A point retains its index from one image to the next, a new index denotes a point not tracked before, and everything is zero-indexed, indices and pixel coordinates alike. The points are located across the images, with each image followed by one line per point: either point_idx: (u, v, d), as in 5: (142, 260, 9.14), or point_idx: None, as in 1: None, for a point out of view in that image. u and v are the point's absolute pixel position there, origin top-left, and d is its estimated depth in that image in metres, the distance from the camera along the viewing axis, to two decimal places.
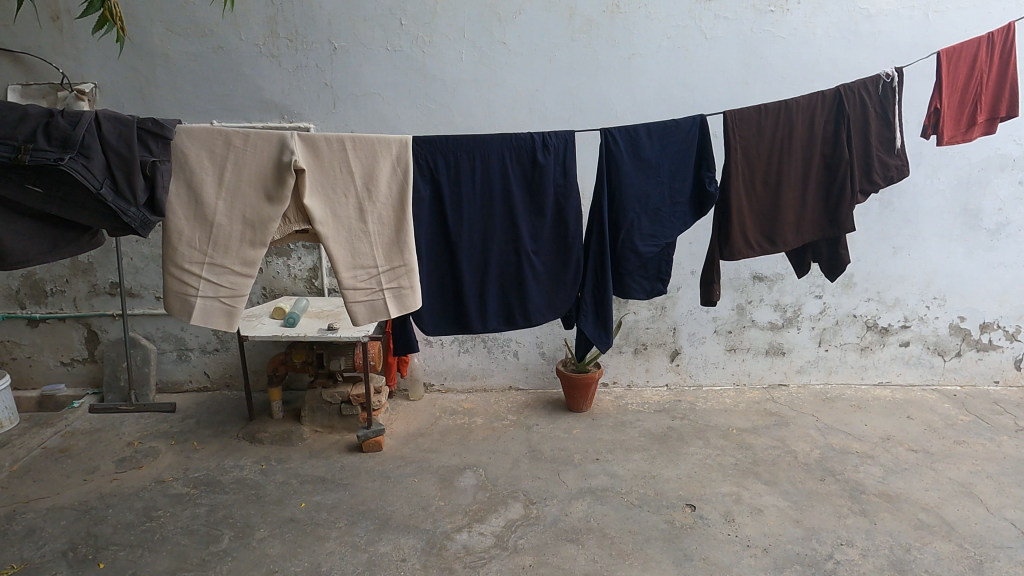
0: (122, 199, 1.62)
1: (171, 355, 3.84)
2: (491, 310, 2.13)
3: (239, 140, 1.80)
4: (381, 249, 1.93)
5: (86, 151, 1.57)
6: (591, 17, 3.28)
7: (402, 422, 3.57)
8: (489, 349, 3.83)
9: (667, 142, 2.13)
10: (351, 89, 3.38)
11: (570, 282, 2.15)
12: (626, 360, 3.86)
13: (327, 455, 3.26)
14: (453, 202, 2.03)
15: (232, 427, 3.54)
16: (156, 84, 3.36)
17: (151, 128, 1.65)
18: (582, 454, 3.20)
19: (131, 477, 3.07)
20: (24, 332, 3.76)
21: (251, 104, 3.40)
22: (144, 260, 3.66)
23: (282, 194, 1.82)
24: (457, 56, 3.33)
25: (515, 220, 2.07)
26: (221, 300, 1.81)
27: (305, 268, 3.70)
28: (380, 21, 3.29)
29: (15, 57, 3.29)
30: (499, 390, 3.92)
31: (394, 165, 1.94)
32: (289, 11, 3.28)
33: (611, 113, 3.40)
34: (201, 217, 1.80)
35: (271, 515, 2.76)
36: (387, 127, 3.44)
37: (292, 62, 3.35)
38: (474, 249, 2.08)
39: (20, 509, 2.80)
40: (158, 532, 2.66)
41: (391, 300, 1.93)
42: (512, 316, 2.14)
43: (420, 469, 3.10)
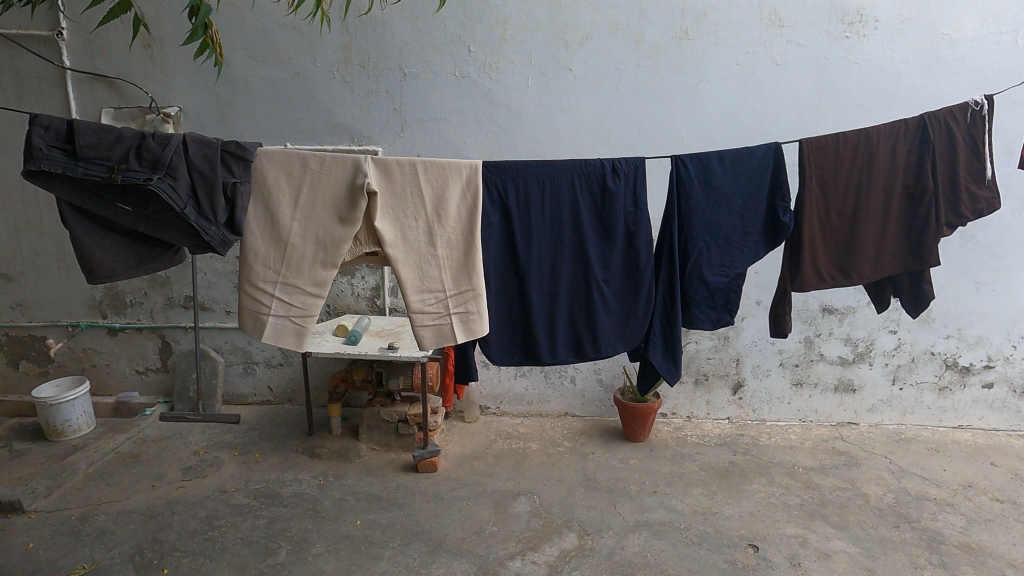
0: (205, 219, 1.69)
1: (237, 368, 3.96)
2: (557, 338, 2.10)
3: (315, 164, 1.86)
4: (450, 273, 1.95)
5: (173, 172, 1.64)
6: (659, 43, 3.27)
7: (457, 444, 3.57)
8: (546, 374, 3.80)
9: (738, 170, 2.09)
10: (420, 114, 3.46)
11: (642, 313, 2.11)
12: (686, 391, 3.77)
13: (383, 473, 3.28)
14: (522, 227, 2.03)
15: (293, 440, 3.61)
16: (236, 108, 3.52)
17: (234, 150, 1.72)
18: (639, 485, 3.12)
19: (196, 486, 3.17)
20: (103, 340, 3.96)
21: (323, 127, 3.52)
22: (216, 275, 3.80)
23: (355, 216, 1.87)
24: (524, 82, 3.37)
25: (584, 247, 2.06)
26: (292, 319, 1.86)
27: (368, 287, 3.77)
28: (449, 48, 3.36)
29: (110, 82, 3.52)
30: (555, 416, 3.88)
31: (464, 189, 1.96)
32: (363, 39, 3.40)
33: (678, 140, 3.36)
34: (276, 237, 1.86)
35: (327, 531, 2.80)
36: (453, 150, 3.49)
37: (364, 87, 3.45)
38: (543, 277, 2.07)
39: (93, 511, 2.95)
40: (219, 541, 2.73)
41: (458, 324, 1.95)
42: (582, 347, 2.11)
43: (475, 493, 3.09)
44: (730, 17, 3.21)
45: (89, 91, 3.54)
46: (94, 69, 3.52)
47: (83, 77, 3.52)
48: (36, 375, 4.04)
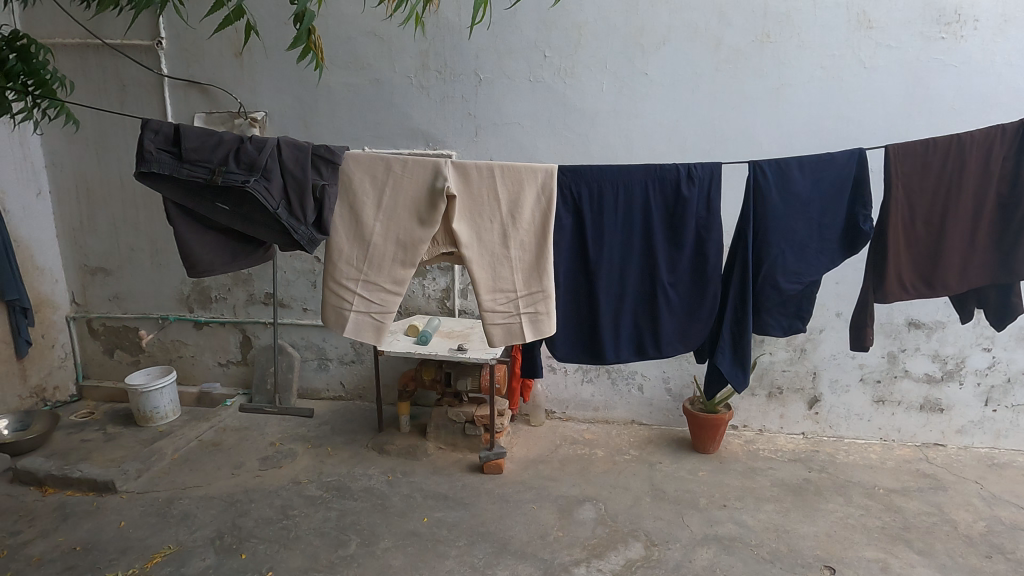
0: (295, 219, 1.76)
1: (312, 364, 4.10)
2: (622, 338, 2.10)
3: (398, 166, 1.90)
4: (522, 275, 1.97)
5: (267, 174, 1.72)
6: (738, 46, 3.19)
7: (522, 447, 3.58)
8: (613, 381, 3.75)
9: (819, 176, 2.01)
10: (494, 118, 3.50)
11: (706, 316, 2.07)
12: (759, 403, 3.66)
13: (449, 472, 3.32)
14: (594, 230, 2.03)
15: (363, 436, 3.71)
16: (318, 113, 3.65)
17: (323, 154, 1.79)
18: (708, 498, 3.05)
19: (273, 475, 3.30)
20: (190, 332, 4.17)
21: (399, 131, 3.61)
22: (295, 274, 3.94)
23: (434, 218, 1.91)
24: (598, 87, 3.36)
25: (654, 251, 2.04)
26: (371, 316, 1.92)
27: (439, 289, 3.83)
28: (524, 53, 3.39)
29: (203, 88, 3.71)
30: (621, 423, 3.83)
31: (539, 192, 1.97)
32: (440, 45, 3.46)
33: (756, 146, 3.28)
34: (359, 236, 1.92)
35: (395, 526, 2.86)
36: (526, 155, 3.52)
37: (440, 93, 3.52)
38: (612, 279, 2.06)
39: (178, 495, 3.12)
40: (293, 530, 2.83)
41: (527, 324, 1.97)
42: (643, 346, 2.11)
43: (540, 497, 3.09)
44: (815, 19, 3.11)
45: (184, 96, 3.75)
46: (189, 76, 3.72)
47: (178, 83, 3.73)
48: (129, 363, 4.30)
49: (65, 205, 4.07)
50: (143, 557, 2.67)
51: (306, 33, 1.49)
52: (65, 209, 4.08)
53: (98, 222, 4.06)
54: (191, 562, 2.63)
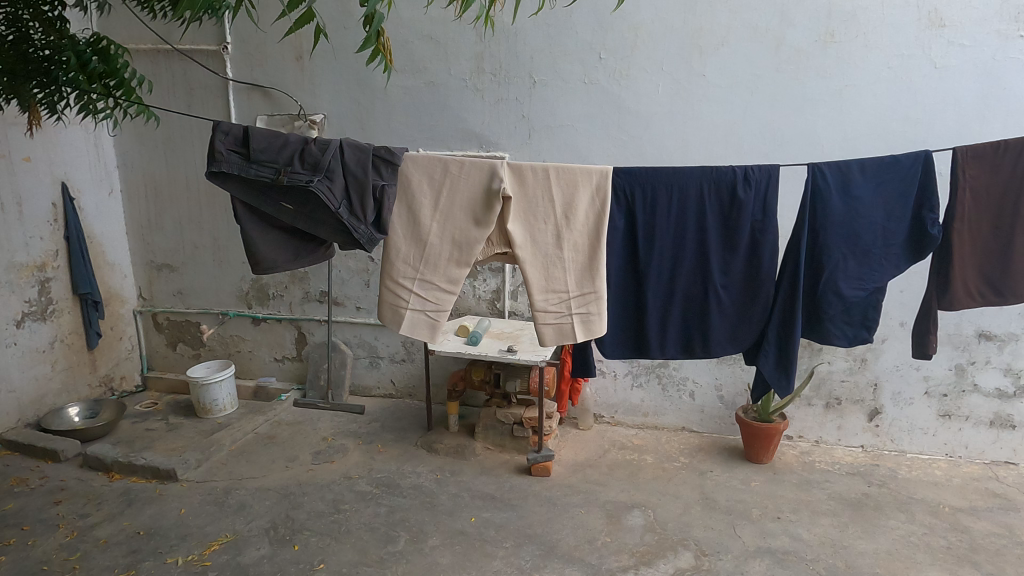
0: (355, 218, 1.81)
1: (364, 361, 4.17)
2: (670, 338, 2.08)
3: (455, 168, 1.92)
4: (574, 276, 1.96)
5: (330, 175, 1.77)
6: (800, 47, 3.11)
7: (570, 450, 3.57)
8: (664, 386, 3.70)
9: (883, 179, 1.94)
10: (548, 121, 3.50)
11: (757, 317, 2.04)
12: (815, 414, 3.56)
13: (497, 473, 3.33)
14: (646, 232, 2.00)
15: (413, 434, 3.75)
16: (374, 116, 3.72)
17: (384, 155, 1.82)
18: (761, 510, 2.97)
19: (325, 470, 3.37)
20: (248, 328, 4.30)
21: (453, 133, 3.65)
22: (349, 273, 4.01)
23: (489, 219, 1.92)
24: (654, 88, 3.32)
25: (706, 254, 2.00)
26: (427, 313, 1.95)
27: (489, 290, 3.84)
28: (579, 56, 3.38)
29: (266, 91, 3.83)
30: (671, 430, 3.77)
31: (593, 194, 1.95)
32: (496, 48, 3.48)
33: (817, 149, 3.19)
34: (416, 235, 1.95)
35: (443, 525, 2.88)
36: (579, 157, 3.51)
37: (495, 95, 3.54)
38: (662, 280, 2.04)
39: (235, 486, 3.22)
40: (344, 524, 2.89)
41: (579, 324, 1.96)
42: (691, 346, 2.09)
43: (588, 501, 3.07)
44: (883, 18, 3.00)
45: (248, 99, 3.87)
46: (252, 80, 3.85)
47: (242, 87, 3.86)
48: (190, 357, 4.46)
49: (134, 203, 4.26)
50: (201, 544, 2.76)
51: (376, 35, 1.51)
52: (135, 208, 4.27)
53: (165, 220, 4.23)
54: (246, 551, 2.71)
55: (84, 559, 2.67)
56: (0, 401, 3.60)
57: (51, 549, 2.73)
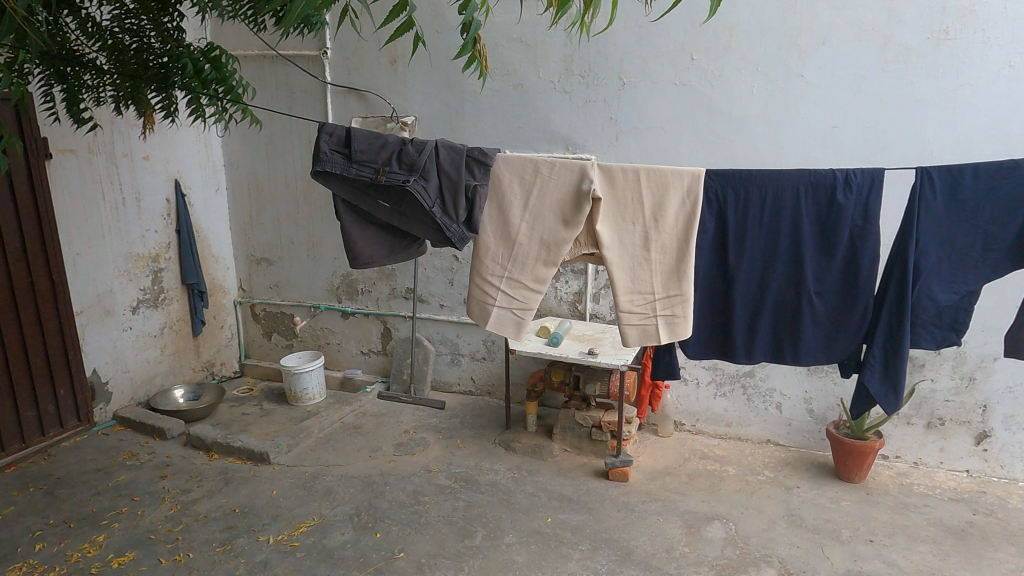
0: (447, 216, 1.86)
1: (446, 358, 4.26)
2: (759, 344, 2.03)
3: (545, 168, 1.94)
4: (661, 277, 1.94)
5: (424, 174, 1.83)
6: (910, 44, 2.94)
7: (649, 456, 3.52)
8: (749, 396, 3.58)
9: (994, 184, 1.80)
10: (635, 123, 3.47)
11: (854, 326, 1.96)
12: (915, 433, 3.35)
13: (574, 475, 3.32)
14: (737, 235, 1.95)
15: (491, 431, 3.80)
16: (463, 118, 3.80)
17: (477, 156, 1.86)
18: (852, 531, 2.83)
19: (406, 461, 3.47)
20: (337, 321, 4.48)
21: (540, 136, 3.67)
22: (434, 271, 4.11)
23: (577, 219, 1.93)
24: (748, 89, 3.23)
25: (800, 259, 1.93)
26: (513, 311, 1.98)
27: (571, 292, 3.84)
28: (670, 57, 3.33)
29: (361, 94, 3.98)
30: (756, 442, 3.64)
31: (684, 196, 1.91)
32: (585, 51, 3.48)
33: (925, 152, 3.01)
34: (505, 234, 1.98)
35: (520, 523, 2.90)
36: (667, 160, 3.45)
37: (583, 96, 3.54)
38: (752, 285, 1.99)
39: (322, 472, 3.37)
40: (424, 516, 2.96)
41: (663, 326, 1.94)
42: (781, 353, 2.02)
43: (666, 510, 3.02)
44: (1005, 12, 2.79)
45: (344, 102, 4.04)
46: (349, 83, 4.01)
47: (340, 91, 4.02)
48: (283, 346, 4.69)
49: (238, 200, 4.52)
50: (291, 525, 2.91)
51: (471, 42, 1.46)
52: (238, 204, 4.53)
53: (264, 216, 4.46)
54: (332, 534, 2.83)
55: (186, 531, 2.86)
56: (117, 380, 3.91)
57: (157, 519, 2.95)
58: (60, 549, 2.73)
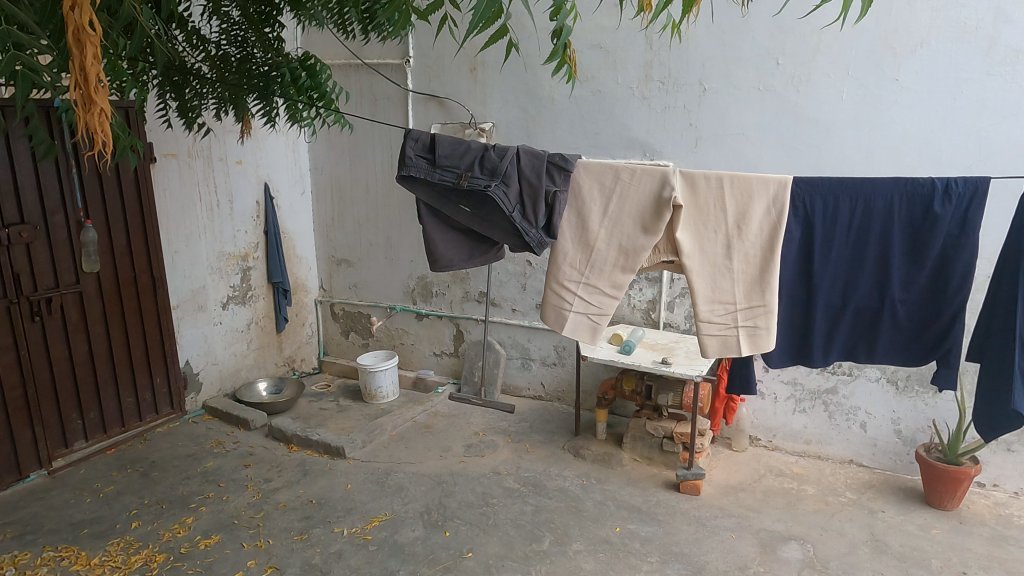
0: (527, 221, 1.92)
1: (516, 362, 4.28)
2: (835, 349, 1.97)
3: (626, 175, 1.94)
4: (743, 287, 1.89)
5: (506, 179, 1.90)
6: (1020, 45, 2.74)
7: (722, 471, 3.42)
8: (831, 414, 3.44)
9: None
10: (716, 129, 3.40)
11: (937, 334, 1.87)
12: (1016, 462, 3.12)
13: (643, 486, 3.27)
14: (823, 243, 1.88)
15: (560, 437, 3.79)
16: (541, 124, 3.83)
17: (558, 161, 1.92)
18: (942, 561, 2.67)
19: (476, 463, 3.51)
20: (412, 322, 4.59)
21: (617, 142, 3.65)
22: (507, 276, 4.14)
23: (657, 226, 1.91)
24: (837, 95, 3.11)
25: (887, 267, 1.85)
26: (589, 316, 1.98)
27: (645, 300, 3.79)
28: (755, 62, 3.25)
29: (441, 101, 4.07)
30: (837, 462, 3.49)
31: (770, 205, 1.87)
32: (665, 56, 3.45)
33: None
34: (584, 239, 1.99)
35: (588, 531, 2.89)
36: (748, 167, 3.37)
37: (662, 103, 3.50)
38: (835, 292, 1.92)
39: (395, 468, 3.45)
40: (492, 517, 2.99)
41: (745, 338, 1.89)
42: (855, 353, 1.97)
43: (740, 526, 2.93)
44: None
45: (424, 109, 4.14)
46: (429, 91, 4.11)
47: (421, 97, 4.13)
48: (360, 345, 4.84)
49: (321, 203, 4.71)
50: (364, 518, 2.99)
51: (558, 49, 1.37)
52: (321, 207, 4.72)
53: (346, 219, 4.63)
54: (403, 530, 2.90)
55: (266, 518, 3.00)
56: (207, 371, 4.14)
57: (241, 506, 3.10)
58: (154, 527, 2.92)
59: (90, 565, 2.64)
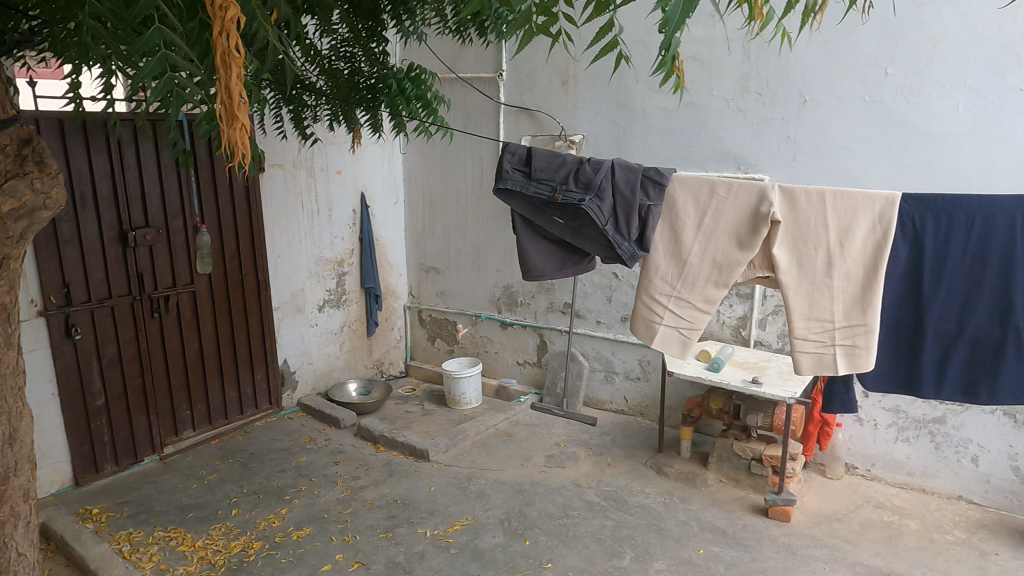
0: (620, 235, 1.95)
1: (599, 375, 4.25)
2: (949, 382, 1.84)
3: (723, 190, 1.91)
4: (843, 305, 1.81)
5: (600, 194, 1.94)
6: None
7: (815, 498, 3.27)
8: (937, 445, 3.22)
9: None
10: (816, 142, 3.28)
11: None
12: None
13: (729, 508, 3.17)
14: (934, 264, 1.77)
15: (642, 453, 3.74)
16: (631, 136, 3.81)
17: (653, 176, 1.94)
18: None
19: (556, 474, 3.51)
20: (496, 331, 4.65)
21: (710, 155, 3.58)
22: (593, 288, 4.13)
23: (753, 242, 1.88)
24: (953, 106, 2.92)
25: (1010, 293, 1.72)
26: (679, 331, 1.96)
27: (735, 316, 3.68)
28: (860, 72, 3.11)
29: (532, 113, 4.13)
30: (943, 497, 3.26)
31: (875, 223, 1.79)
32: (763, 67, 3.36)
33: None
34: (677, 253, 1.97)
35: (670, 550, 2.83)
36: (850, 181, 3.22)
37: (759, 114, 3.41)
38: (948, 318, 1.81)
39: (476, 474, 3.51)
40: (572, 530, 2.98)
41: (843, 358, 1.81)
42: (975, 389, 1.82)
43: (833, 558, 2.79)
44: None
45: (516, 121, 4.21)
46: (520, 103, 4.17)
47: (512, 110, 4.20)
48: (445, 351, 4.95)
49: (413, 212, 4.87)
50: (446, 521, 3.06)
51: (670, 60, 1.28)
52: (413, 216, 4.87)
53: (436, 228, 4.76)
54: (483, 536, 2.94)
55: (354, 514, 3.11)
56: (302, 370, 4.36)
57: (330, 501, 3.23)
58: (251, 516, 3.09)
59: (195, 547, 2.82)
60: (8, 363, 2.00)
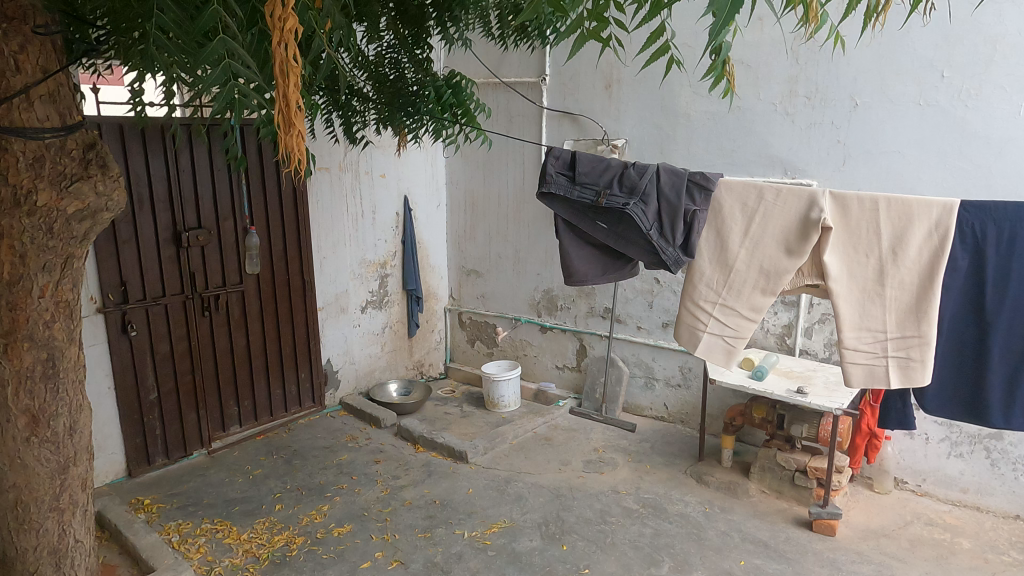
0: (664, 240, 1.96)
1: (639, 381, 4.22)
2: (1017, 406, 1.79)
3: (771, 196, 1.89)
4: (895, 315, 1.77)
5: (645, 198, 1.95)
6: None
7: (862, 513, 3.18)
8: (993, 461, 3.10)
9: None
10: (867, 147, 3.20)
11: None
12: None
13: (771, 520, 3.11)
14: (997, 277, 1.71)
15: (682, 461, 3.69)
16: (675, 141, 3.78)
17: (699, 180, 1.93)
18: None
19: (595, 479, 3.50)
20: (536, 335, 4.66)
21: (757, 160, 3.53)
22: (634, 293, 4.10)
23: (802, 249, 1.85)
24: (1014, 110, 2.81)
25: None
26: (724, 339, 1.94)
27: (780, 324, 3.61)
28: (915, 75, 3.03)
29: (574, 118, 4.13)
30: (999, 516, 3.13)
31: (931, 230, 1.74)
32: (813, 70, 3.29)
33: None
34: (722, 261, 1.95)
35: (710, 561, 2.79)
36: (903, 188, 3.13)
37: (807, 119, 3.35)
38: (1014, 336, 1.75)
39: (515, 477, 3.52)
40: (610, 536, 2.97)
41: (895, 370, 1.77)
42: None
43: None
44: None
45: (558, 125, 4.21)
46: (563, 108, 4.18)
47: (555, 115, 4.21)
48: (485, 354, 4.98)
49: (455, 215, 4.91)
50: (484, 523, 3.07)
51: (720, 65, 1.28)
52: (455, 219, 4.92)
53: (477, 231, 4.79)
54: (521, 539, 2.95)
55: (394, 513, 3.15)
56: (345, 370, 4.44)
57: (371, 499, 3.28)
58: (294, 511, 3.16)
59: (240, 540, 2.90)
60: (69, 358, 2.09)
